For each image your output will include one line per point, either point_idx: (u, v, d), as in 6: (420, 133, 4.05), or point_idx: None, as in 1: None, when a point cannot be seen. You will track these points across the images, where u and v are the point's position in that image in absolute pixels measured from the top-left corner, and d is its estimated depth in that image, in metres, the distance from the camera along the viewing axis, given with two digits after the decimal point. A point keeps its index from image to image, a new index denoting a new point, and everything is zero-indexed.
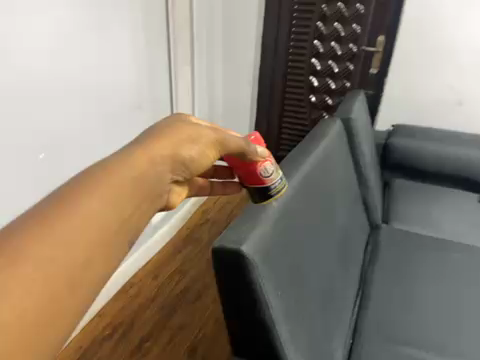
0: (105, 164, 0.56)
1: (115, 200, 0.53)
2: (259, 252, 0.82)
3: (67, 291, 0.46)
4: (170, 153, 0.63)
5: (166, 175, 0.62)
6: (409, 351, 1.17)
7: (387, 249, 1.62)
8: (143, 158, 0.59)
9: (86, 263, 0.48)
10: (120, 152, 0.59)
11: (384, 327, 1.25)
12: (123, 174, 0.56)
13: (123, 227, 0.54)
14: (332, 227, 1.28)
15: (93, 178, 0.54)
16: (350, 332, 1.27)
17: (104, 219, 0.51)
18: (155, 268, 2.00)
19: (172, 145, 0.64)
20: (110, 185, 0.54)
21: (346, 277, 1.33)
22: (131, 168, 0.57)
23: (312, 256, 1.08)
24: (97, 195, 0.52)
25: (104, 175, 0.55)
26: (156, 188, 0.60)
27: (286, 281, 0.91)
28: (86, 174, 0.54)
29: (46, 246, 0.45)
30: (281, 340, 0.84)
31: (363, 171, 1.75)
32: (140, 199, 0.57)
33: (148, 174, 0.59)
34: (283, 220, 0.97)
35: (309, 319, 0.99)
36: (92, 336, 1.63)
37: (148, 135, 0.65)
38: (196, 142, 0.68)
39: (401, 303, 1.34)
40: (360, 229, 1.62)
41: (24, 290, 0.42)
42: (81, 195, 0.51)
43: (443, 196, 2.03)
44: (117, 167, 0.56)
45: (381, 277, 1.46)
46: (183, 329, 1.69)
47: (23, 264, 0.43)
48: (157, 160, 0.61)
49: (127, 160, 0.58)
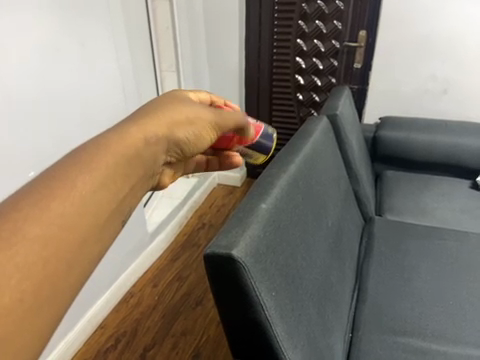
0: (103, 137, 0.57)
1: (117, 172, 0.55)
2: (250, 254, 0.84)
3: (65, 274, 0.46)
4: (169, 129, 0.67)
5: (160, 155, 0.65)
6: (408, 341, 1.18)
7: (381, 240, 1.64)
8: (142, 136, 0.61)
9: (83, 246, 0.48)
10: (117, 130, 0.59)
11: (383, 318, 1.27)
12: (118, 155, 0.56)
13: (120, 207, 0.55)
14: (325, 223, 1.30)
15: (84, 160, 0.53)
16: (350, 326, 1.29)
17: (102, 198, 0.52)
18: (156, 274, 2.01)
19: (168, 125, 0.67)
20: (113, 156, 0.55)
21: (341, 271, 1.35)
22: (130, 145, 0.58)
23: (305, 254, 1.10)
24: (102, 165, 0.53)
25: (106, 146, 0.56)
26: (149, 168, 0.62)
27: (279, 281, 0.92)
28: (84, 147, 0.55)
29: (45, 227, 0.45)
30: (279, 339, 0.85)
31: (353, 165, 1.76)
32: (136, 178, 0.58)
33: (145, 152, 0.60)
34: (275, 220, 0.99)
35: (306, 317, 1.00)
36: (97, 348, 1.63)
37: (145, 111, 0.67)
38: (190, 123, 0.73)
39: (397, 294, 1.35)
40: (353, 222, 1.64)
41: (25, 272, 0.42)
42: (83, 168, 0.52)
43: (432, 184, 2.07)
44: (117, 141, 0.57)
45: (377, 270, 1.48)
46: (186, 335, 1.69)
47: (21, 246, 0.42)
48: (152, 140, 0.63)
49: (125, 139, 0.58)
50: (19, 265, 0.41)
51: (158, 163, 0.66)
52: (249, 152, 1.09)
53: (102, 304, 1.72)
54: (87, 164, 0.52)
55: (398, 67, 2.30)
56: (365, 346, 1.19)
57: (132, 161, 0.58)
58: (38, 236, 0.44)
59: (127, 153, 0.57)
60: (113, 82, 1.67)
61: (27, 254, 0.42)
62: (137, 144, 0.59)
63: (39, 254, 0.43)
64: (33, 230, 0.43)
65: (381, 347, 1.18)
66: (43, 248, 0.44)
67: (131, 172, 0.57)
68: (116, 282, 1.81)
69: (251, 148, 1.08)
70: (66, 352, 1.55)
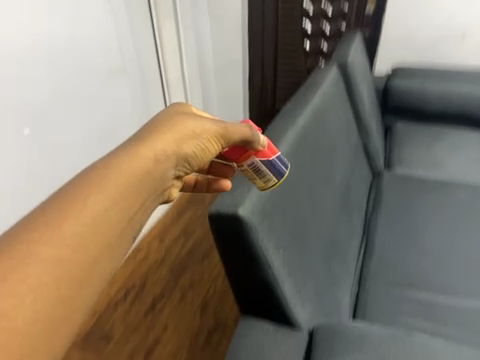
0: (114, 155, 0.59)
1: (125, 192, 0.56)
2: (257, 211, 0.80)
3: (75, 290, 0.47)
4: (176, 143, 0.66)
5: (168, 172, 0.64)
6: (416, 295, 1.18)
7: (390, 193, 1.59)
8: (149, 155, 0.61)
9: (92, 263, 0.49)
10: (125, 149, 0.60)
11: (388, 271, 1.26)
12: (126, 175, 0.57)
13: (128, 225, 0.55)
14: (333, 180, 1.25)
15: (93, 182, 0.54)
16: (356, 280, 1.28)
17: (111, 219, 0.53)
18: (161, 230, 2.00)
19: (175, 140, 0.66)
20: (121, 174, 0.56)
21: (349, 226, 1.32)
22: (137, 164, 0.59)
23: (313, 209, 1.06)
24: (110, 186, 0.55)
25: (115, 164, 0.57)
26: (157, 185, 0.62)
27: (288, 238, 0.89)
28: (97, 164, 0.57)
29: (56, 247, 0.47)
30: (287, 297, 0.84)
31: (363, 117, 1.68)
32: (144, 196, 0.59)
33: (152, 171, 0.60)
34: (284, 178, 0.95)
35: (314, 273, 0.98)
36: (107, 301, 1.66)
37: (156, 124, 0.67)
38: (196, 137, 0.69)
39: (403, 249, 1.33)
40: (361, 177, 1.59)
41: (38, 292, 0.44)
42: (92, 189, 0.53)
43: (444, 135, 1.98)
44: (125, 159, 0.58)
45: (385, 223, 1.45)
46: (194, 287, 1.70)
47: (33, 267, 0.44)
48: (160, 158, 0.62)
49: (132, 158, 0.59)
50: (33, 285, 0.44)
51: (168, 180, 0.65)
52: (265, 173, 0.79)
53: None
54: (96, 182, 0.54)
55: (414, 9, 2.12)
56: (372, 299, 1.19)
57: (138, 182, 0.58)
58: (49, 257, 0.46)
59: (133, 173, 0.58)
60: (105, 28, 1.56)
61: (39, 274, 0.44)
62: (142, 163, 0.59)
63: (50, 274, 0.45)
64: (45, 252, 0.46)
65: (388, 300, 1.18)
66: (53, 268, 0.46)
67: (139, 193, 0.58)
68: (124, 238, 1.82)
69: (265, 166, 0.78)
70: None
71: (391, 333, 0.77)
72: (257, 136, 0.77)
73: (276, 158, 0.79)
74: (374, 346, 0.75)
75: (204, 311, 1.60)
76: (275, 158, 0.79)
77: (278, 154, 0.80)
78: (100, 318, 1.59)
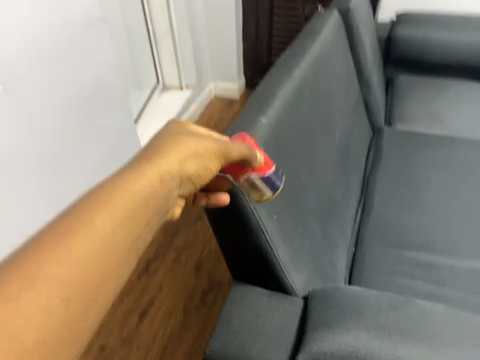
0: (106, 183, 0.46)
1: (121, 230, 0.44)
2: None
3: (87, 307, 0.40)
4: (183, 159, 0.53)
5: (171, 199, 0.51)
6: (414, 256, 1.16)
7: (390, 151, 1.52)
8: (149, 179, 0.48)
9: (107, 277, 0.42)
10: (120, 174, 0.47)
11: (386, 232, 1.22)
12: (122, 207, 0.44)
13: (127, 266, 0.44)
14: (331, 138, 1.17)
15: (80, 219, 0.42)
16: (353, 240, 1.24)
17: (103, 264, 0.41)
18: None
19: (179, 159, 0.52)
20: (119, 198, 0.45)
21: (346, 186, 1.26)
22: (135, 192, 0.46)
23: (310, 171, 1.00)
24: (105, 214, 0.43)
25: (114, 185, 0.46)
26: (160, 214, 0.49)
27: (282, 203, 0.84)
28: (88, 195, 0.45)
29: (67, 266, 0.39)
30: (281, 263, 0.80)
31: (364, 69, 1.57)
32: (146, 228, 0.46)
33: (154, 199, 0.47)
34: (277, 141, 0.89)
35: (309, 237, 0.94)
36: None
37: (163, 139, 0.55)
38: (204, 154, 0.56)
39: (402, 209, 1.29)
40: (360, 134, 1.51)
41: (47, 312, 0.37)
42: (80, 230, 0.41)
43: (449, 87, 1.86)
44: (119, 188, 0.45)
45: (384, 182, 1.39)
46: (187, 249, 1.67)
47: (41, 285, 0.37)
48: (162, 182, 0.49)
49: (129, 186, 0.46)
50: (44, 296, 0.37)
51: (171, 206, 0.51)
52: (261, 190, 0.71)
53: None
54: (89, 210, 0.43)
55: None
56: (369, 259, 1.16)
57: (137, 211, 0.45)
58: (60, 275, 0.38)
59: (133, 198, 0.45)
60: None
61: (51, 290, 0.37)
62: (145, 186, 0.47)
63: (63, 289, 0.38)
64: (54, 271, 0.38)
65: (384, 261, 1.15)
66: (62, 287, 0.38)
67: (140, 226, 0.45)
68: None
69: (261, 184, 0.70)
70: None
71: (391, 300, 0.74)
72: (255, 154, 0.67)
73: (272, 174, 0.70)
74: (374, 311, 0.71)
75: (198, 272, 1.59)
76: (270, 173, 0.69)
77: (274, 169, 0.70)
78: None
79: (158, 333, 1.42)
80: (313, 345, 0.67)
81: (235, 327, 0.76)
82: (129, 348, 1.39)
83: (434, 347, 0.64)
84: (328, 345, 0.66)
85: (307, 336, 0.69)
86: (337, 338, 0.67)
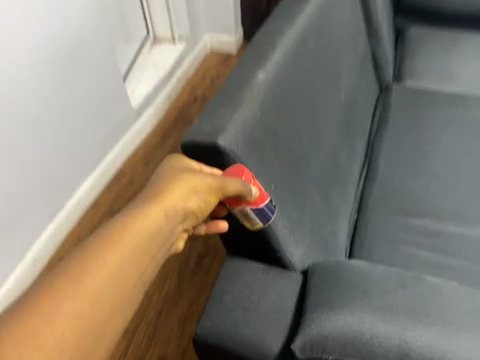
0: (116, 221, 0.53)
1: (128, 262, 0.51)
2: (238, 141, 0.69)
3: (95, 340, 0.46)
4: (182, 197, 0.59)
5: (172, 232, 0.58)
6: (419, 223, 1.09)
7: (399, 110, 1.40)
8: (151, 217, 0.55)
9: (112, 311, 0.48)
10: (128, 212, 0.55)
11: (391, 198, 1.15)
12: (128, 242, 0.51)
13: (132, 296, 0.51)
14: (337, 96, 1.06)
15: (94, 253, 0.49)
16: (355, 206, 1.18)
17: (113, 294, 0.48)
18: (147, 153, 1.80)
19: (177, 196, 0.59)
20: (127, 237, 0.52)
21: (351, 148, 1.16)
22: (139, 228, 0.53)
23: (312, 134, 0.90)
24: (116, 251, 0.50)
25: (123, 225, 0.53)
26: (161, 247, 0.56)
27: (280, 171, 0.78)
28: (101, 231, 0.52)
29: (78, 302, 0.45)
30: (279, 236, 0.74)
31: (373, 17, 1.42)
32: (149, 260, 0.53)
33: (155, 233, 0.54)
34: (276, 100, 0.79)
35: (310, 205, 0.87)
36: (92, 227, 1.59)
37: (164, 177, 0.62)
38: (201, 190, 0.61)
39: (409, 174, 1.20)
40: (367, 91, 1.38)
41: (61, 343, 0.43)
42: (94, 262, 0.49)
43: (466, 39, 1.70)
44: (126, 224, 0.53)
45: (391, 144, 1.29)
46: None
47: (58, 321, 0.44)
48: (163, 219, 0.56)
49: (134, 222, 0.53)
50: (58, 331, 0.43)
51: (171, 238, 0.58)
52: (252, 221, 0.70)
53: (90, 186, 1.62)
54: (102, 249, 0.50)
55: None
56: (372, 227, 1.09)
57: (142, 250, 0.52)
58: (74, 311, 0.45)
59: (139, 237, 0.52)
60: None
61: (65, 324, 0.44)
62: (148, 225, 0.54)
63: (74, 324, 0.44)
64: (69, 306, 0.45)
65: (388, 228, 1.09)
66: (75, 320, 0.45)
67: (144, 261, 0.52)
68: (104, 161, 1.67)
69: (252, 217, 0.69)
70: (59, 230, 1.52)
71: (400, 278, 0.67)
72: (249, 187, 0.66)
73: (265, 205, 0.68)
74: (381, 290, 0.64)
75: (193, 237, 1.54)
76: (264, 205, 0.68)
77: (268, 201, 0.69)
78: None
79: (152, 298, 1.40)
80: (312, 328, 0.61)
81: (229, 304, 0.70)
82: None
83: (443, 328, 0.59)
84: (330, 327, 0.60)
85: (306, 318, 0.63)
86: (340, 320, 0.61)
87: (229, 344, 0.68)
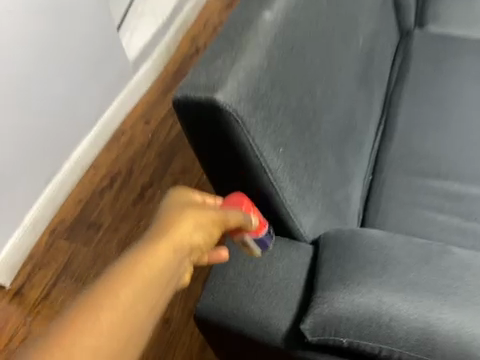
0: (126, 256, 0.48)
1: (142, 305, 0.45)
2: (240, 97, 0.62)
3: None
4: (194, 230, 0.53)
5: (183, 270, 0.52)
6: (442, 186, 1.00)
7: (422, 56, 1.23)
8: (164, 253, 0.49)
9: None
10: (138, 248, 0.49)
11: (411, 158, 1.04)
12: (143, 280, 0.46)
13: (144, 341, 0.45)
14: (354, 42, 0.92)
15: (106, 293, 0.44)
16: (371, 167, 1.07)
17: (126, 340, 0.43)
18: (146, 109, 1.68)
19: (190, 228, 0.53)
20: (140, 272, 0.47)
21: (369, 103, 1.04)
22: (153, 265, 0.48)
23: (326, 87, 0.79)
24: (130, 287, 0.45)
25: (135, 259, 0.48)
26: (173, 286, 0.50)
27: (291, 130, 0.69)
28: (111, 268, 0.47)
29: (91, 350, 0.41)
30: (286, 203, 0.68)
31: None
32: (162, 301, 0.48)
33: (168, 271, 0.49)
34: (280, 49, 0.69)
35: (323, 168, 0.77)
36: (91, 188, 1.51)
37: (172, 207, 0.56)
38: (211, 224, 0.56)
39: (430, 130, 1.08)
40: (389, 37, 1.23)
41: None
42: (107, 304, 0.43)
43: None
44: (139, 260, 0.47)
45: (412, 97, 1.15)
46: (185, 175, 1.51)
47: None
48: (176, 254, 0.51)
49: (148, 258, 0.48)
50: None
51: (183, 276, 0.52)
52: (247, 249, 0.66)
53: (87, 147, 1.53)
54: (114, 284, 0.45)
55: None
56: (389, 190, 1.00)
57: (155, 288, 0.47)
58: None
59: (151, 274, 0.47)
60: None
61: None
62: (161, 261, 0.48)
63: None
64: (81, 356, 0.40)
65: (406, 191, 1.00)
66: None
67: (155, 303, 0.47)
68: (99, 122, 1.56)
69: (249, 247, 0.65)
70: (57, 193, 1.46)
71: (413, 251, 0.62)
72: (249, 217, 0.62)
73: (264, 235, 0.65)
74: (401, 270, 0.60)
75: None
76: (263, 234, 0.65)
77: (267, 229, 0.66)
78: (85, 208, 1.47)
79: None
80: (323, 307, 0.58)
81: (236, 281, 0.65)
82: None
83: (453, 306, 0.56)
84: (343, 306, 0.57)
85: (316, 296, 0.59)
86: (353, 298, 0.57)
87: (232, 323, 0.64)
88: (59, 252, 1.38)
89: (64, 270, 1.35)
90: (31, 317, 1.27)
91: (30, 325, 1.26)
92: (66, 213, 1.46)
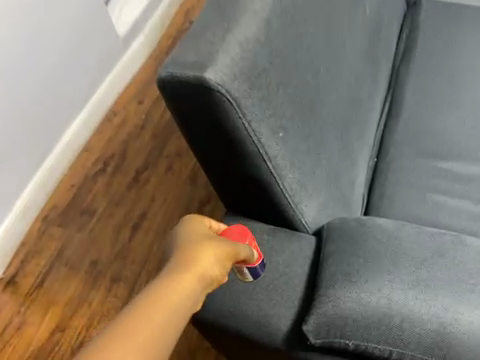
0: (150, 287, 0.44)
1: (166, 342, 0.41)
2: (234, 77, 0.56)
3: None
4: (218, 261, 0.50)
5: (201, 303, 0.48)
6: (452, 167, 0.94)
7: (431, 26, 1.15)
8: (187, 286, 0.46)
9: None
10: (160, 279, 0.46)
11: (419, 138, 0.98)
12: (167, 313, 0.43)
13: None
14: (359, 12, 0.84)
15: (129, 328, 0.40)
16: (376, 148, 1.01)
17: None
18: (139, 89, 1.59)
19: (212, 258, 0.50)
20: (168, 298, 0.44)
21: (374, 79, 0.97)
22: (177, 298, 0.44)
23: (330, 63, 0.72)
24: (158, 314, 0.42)
25: (163, 285, 0.45)
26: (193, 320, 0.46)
27: (292, 113, 0.63)
28: (133, 301, 0.43)
29: None
30: (286, 192, 0.64)
31: None
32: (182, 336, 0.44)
33: (190, 304, 0.46)
34: (278, 21, 0.62)
35: (326, 151, 0.71)
36: (84, 172, 1.45)
37: (195, 232, 0.53)
38: (229, 258, 0.52)
39: (440, 107, 1.02)
40: (396, 6, 1.14)
41: None
42: (129, 340, 0.39)
43: None
44: (162, 293, 0.44)
45: (419, 72, 1.08)
46: (181, 157, 1.45)
47: None
48: (197, 286, 0.47)
49: (172, 290, 0.45)
50: None
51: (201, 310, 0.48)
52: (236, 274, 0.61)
53: (78, 129, 1.46)
54: (143, 310, 0.42)
55: None
56: (396, 173, 0.94)
57: (179, 319, 0.44)
58: None
59: (175, 307, 0.44)
60: None
61: None
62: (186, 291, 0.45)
63: None
64: None
65: (414, 174, 0.94)
66: None
67: (178, 340, 0.43)
68: (89, 103, 1.49)
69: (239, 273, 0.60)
70: (49, 178, 1.40)
71: (420, 241, 0.62)
72: (252, 251, 0.58)
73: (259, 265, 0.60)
74: (409, 264, 0.59)
75: (194, 182, 1.40)
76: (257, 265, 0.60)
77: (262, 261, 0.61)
78: (78, 193, 1.41)
79: (153, 246, 1.30)
80: (328, 306, 0.57)
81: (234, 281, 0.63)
82: (123, 262, 1.28)
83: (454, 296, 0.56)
84: (348, 306, 0.57)
85: (320, 293, 0.59)
86: (362, 297, 0.57)
87: (229, 322, 0.61)
88: (52, 240, 1.33)
89: (58, 257, 1.30)
90: (26, 306, 1.24)
91: (25, 314, 1.23)
92: (58, 199, 1.41)
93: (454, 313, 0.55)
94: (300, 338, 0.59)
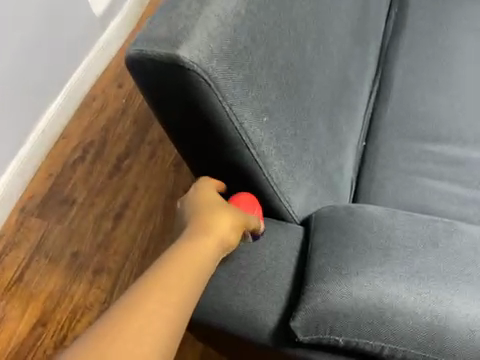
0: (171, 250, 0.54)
1: (184, 292, 0.51)
2: (213, 56, 0.51)
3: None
4: (232, 228, 0.57)
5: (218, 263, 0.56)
6: (442, 150, 0.91)
7: (420, 5, 1.11)
8: (202, 248, 0.55)
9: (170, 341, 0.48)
10: (180, 242, 0.55)
11: (408, 120, 0.95)
12: (183, 269, 0.52)
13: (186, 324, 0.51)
14: None
15: (153, 282, 0.50)
16: (364, 132, 0.98)
17: (171, 322, 0.49)
18: (118, 72, 1.52)
19: (225, 225, 0.57)
20: (184, 269, 0.52)
21: (363, 59, 0.92)
22: (193, 258, 0.53)
23: (317, 42, 0.68)
24: (175, 281, 0.51)
25: (181, 255, 0.53)
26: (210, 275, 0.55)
27: (277, 96, 0.59)
28: (157, 262, 0.53)
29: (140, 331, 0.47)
30: (272, 180, 0.61)
31: None
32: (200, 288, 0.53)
33: (206, 263, 0.54)
34: None
35: (314, 136, 0.68)
36: (62, 161, 1.38)
37: (208, 200, 0.59)
38: (243, 227, 0.58)
39: (429, 88, 0.98)
40: None
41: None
42: (154, 291, 0.49)
43: None
44: (180, 253, 0.53)
45: (408, 52, 1.04)
46: (164, 144, 1.40)
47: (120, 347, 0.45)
48: (212, 249, 0.55)
49: (189, 251, 0.54)
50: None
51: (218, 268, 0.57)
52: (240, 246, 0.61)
53: (55, 116, 1.39)
54: (162, 271, 0.51)
55: None
56: (385, 157, 0.91)
57: (196, 276, 0.53)
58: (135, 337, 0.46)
59: (191, 266, 0.53)
60: None
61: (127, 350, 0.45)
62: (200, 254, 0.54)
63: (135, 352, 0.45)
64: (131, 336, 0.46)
65: (404, 158, 0.91)
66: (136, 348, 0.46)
67: (195, 290, 0.52)
68: (66, 87, 1.41)
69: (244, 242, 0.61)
70: (25, 167, 1.33)
71: (412, 229, 0.60)
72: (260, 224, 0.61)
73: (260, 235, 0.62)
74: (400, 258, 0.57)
75: (178, 169, 1.35)
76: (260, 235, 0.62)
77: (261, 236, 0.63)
78: (56, 182, 1.35)
79: (137, 236, 1.26)
80: (317, 301, 0.55)
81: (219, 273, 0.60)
82: (106, 253, 1.23)
83: (445, 286, 0.55)
84: (339, 301, 0.54)
85: (308, 287, 0.56)
86: (352, 291, 0.54)
87: (212, 319, 0.59)
88: (30, 231, 1.28)
89: (37, 250, 1.25)
90: (4, 301, 1.18)
91: (4, 309, 1.18)
92: (36, 189, 1.34)
93: (446, 304, 0.54)
94: (288, 334, 0.57)
